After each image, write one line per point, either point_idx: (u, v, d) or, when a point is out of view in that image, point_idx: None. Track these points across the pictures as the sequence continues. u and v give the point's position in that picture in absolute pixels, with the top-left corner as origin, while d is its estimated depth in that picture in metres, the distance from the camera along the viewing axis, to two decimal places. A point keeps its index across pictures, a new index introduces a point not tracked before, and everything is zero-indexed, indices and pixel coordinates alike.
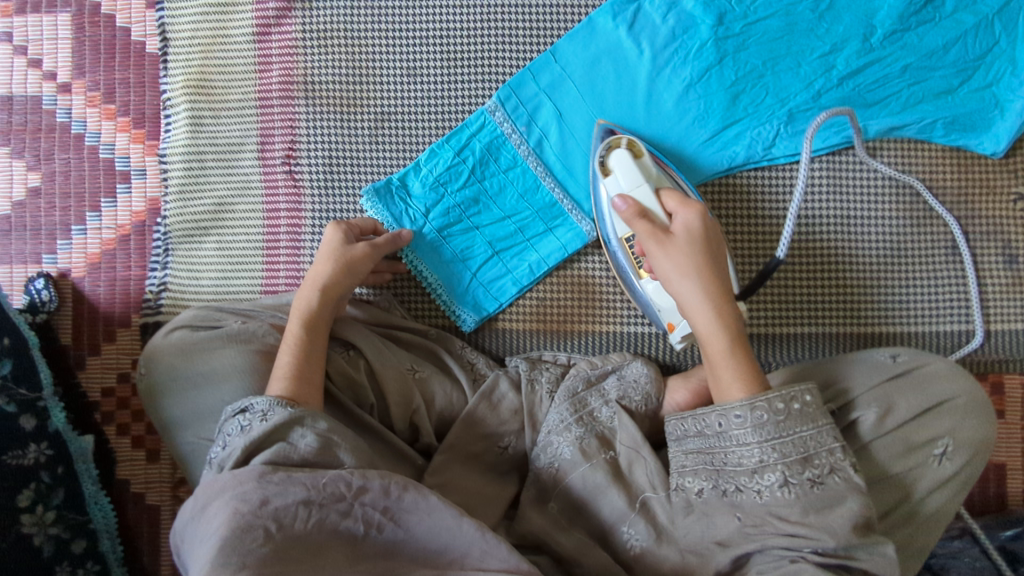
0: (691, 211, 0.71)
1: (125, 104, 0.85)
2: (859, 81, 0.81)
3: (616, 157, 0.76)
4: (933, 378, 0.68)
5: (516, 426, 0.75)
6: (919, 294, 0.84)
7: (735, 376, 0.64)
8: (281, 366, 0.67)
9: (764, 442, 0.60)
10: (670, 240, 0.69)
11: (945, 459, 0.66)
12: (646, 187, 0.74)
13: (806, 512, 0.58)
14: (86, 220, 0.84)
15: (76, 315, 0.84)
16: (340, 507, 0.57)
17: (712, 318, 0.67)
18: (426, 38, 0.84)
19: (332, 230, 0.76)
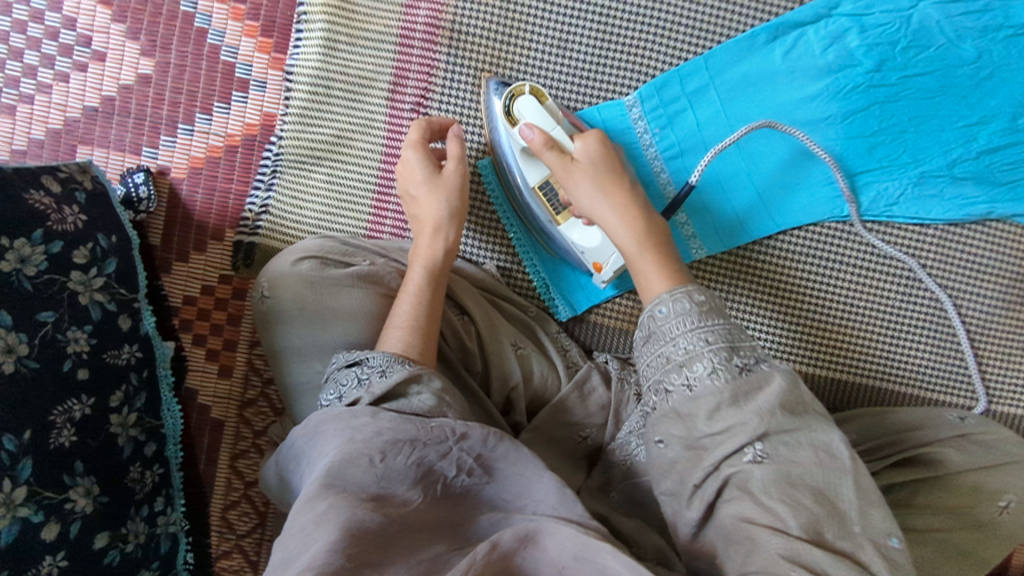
0: (585, 137, 0.70)
1: (256, 8, 0.80)
2: (995, 159, 0.81)
3: (522, 102, 0.72)
4: (1001, 442, 0.72)
5: (600, 420, 0.76)
6: (960, 369, 0.87)
7: (657, 274, 0.62)
8: (400, 315, 0.67)
9: (690, 332, 0.56)
10: (573, 167, 0.69)
11: (1005, 512, 0.69)
12: (557, 127, 0.72)
13: (736, 398, 0.52)
14: (194, 120, 0.80)
15: (170, 217, 0.82)
16: (442, 448, 0.56)
17: (619, 220, 0.66)
18: (583, 12, 0.81)
19: (413, 153, 0.75)
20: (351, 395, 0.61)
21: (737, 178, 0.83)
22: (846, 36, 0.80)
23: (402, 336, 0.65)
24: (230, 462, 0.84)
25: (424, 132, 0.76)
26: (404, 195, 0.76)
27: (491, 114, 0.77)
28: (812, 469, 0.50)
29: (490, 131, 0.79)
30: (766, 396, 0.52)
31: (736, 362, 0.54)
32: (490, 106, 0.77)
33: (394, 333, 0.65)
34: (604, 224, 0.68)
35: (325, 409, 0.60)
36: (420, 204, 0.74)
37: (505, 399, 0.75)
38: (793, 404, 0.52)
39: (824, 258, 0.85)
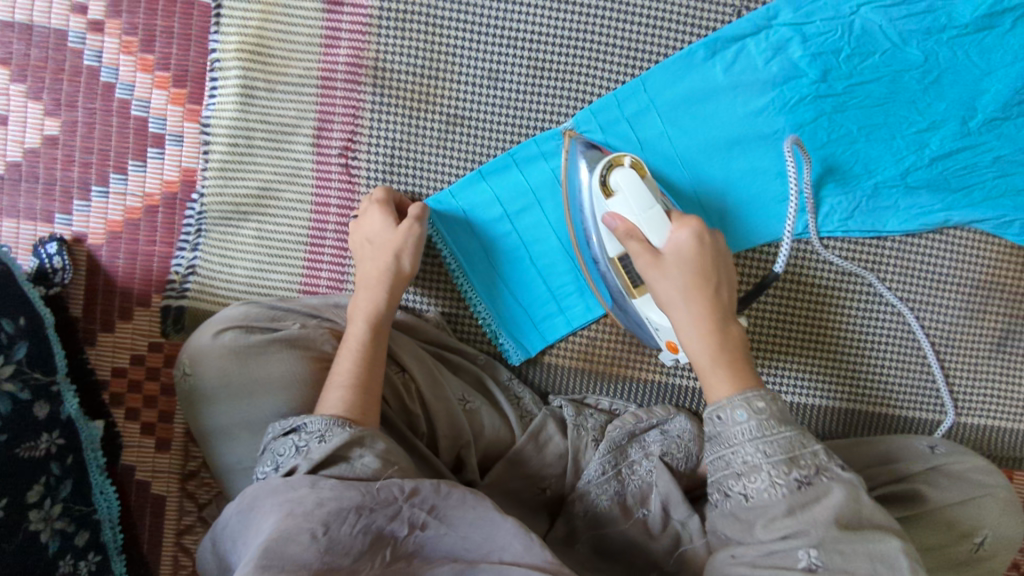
0: (682, 227, 0.64)
1: (165, 57, 0.75)
2: (948, 165, 0.79)
3: (621, 174, 0.66)
4: (973, 471, 0.69)
5: (558, 470, 0.73)
6: (925, 381, 0.84)
7: (724, 379, 0.58)
8: (343, 372, 0.62)
9: (749, 441, 0.54)
10: (662, 264, 0.63)
11: (982, 548, 0.66)
12: (656, 208, 0.65)
13: (793, 510, 0.51)
14: (109, 181, 0.75)
15: (90, 286, 0.76)
16: (389, 511, 0.51)
17: (694, 340, 0.61)
18: (513, 39, 0.77)
19: (377, 212, 0.72)
20: (287, 466, 0.55)
21: (688, 202, 0.79)
22: (788, 47, 0.77)
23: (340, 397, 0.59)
24: (175, 539, 0.79)
25: (391, 197, 0.74)
26: (358, 244, 0.72)
27: (574, 180, 0.72)
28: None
29: (567, 207, 0.74)
30: (791, 444, 0.53)
31: (795, 475, 0.52)
32: (576, 197, 0.72)
33: (335, 393, 0.60)
34: (682, 336, 0.62)
35: (260, 482, 0.55)
36: (369, 260, 0.70)
37: (455, 461, 0.71)
38: (852, 516, 0.51)
39: (779, 284, 0.83)
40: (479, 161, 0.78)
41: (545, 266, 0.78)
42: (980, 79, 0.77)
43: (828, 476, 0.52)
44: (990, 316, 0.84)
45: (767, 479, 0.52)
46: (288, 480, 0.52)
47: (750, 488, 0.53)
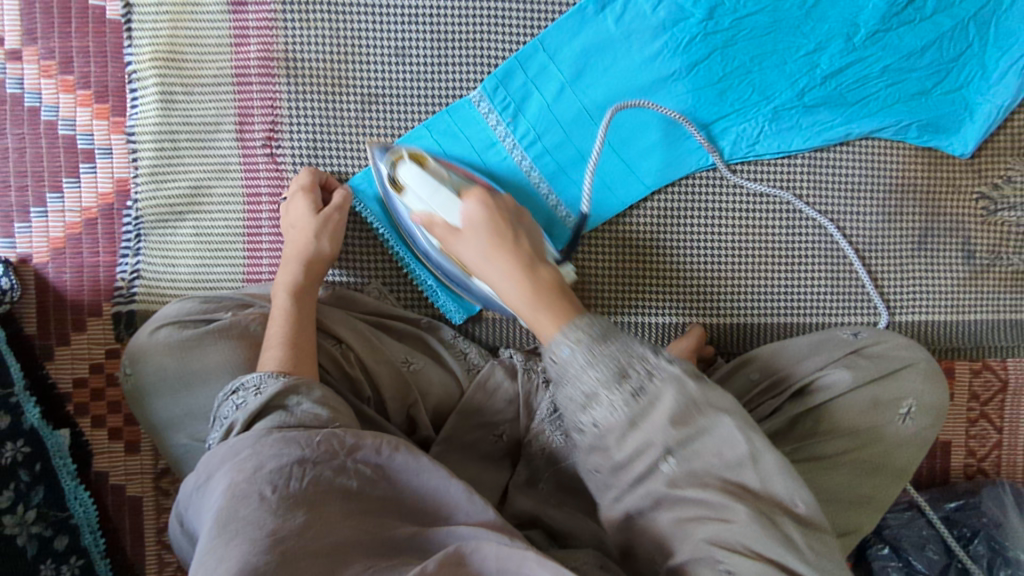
0: (469, 198, 0.69)
1: (84, 76, 0.78)
2: (841, 81, 0.83)
3: (404, 170, 0.73)
4: (892, 349, 0.73)
5: (511, 414, 0.76)
6: (854, 285, 0.88)
7: (546, 312, 0.58)
8: (273, 336, 0.66)
9: (631, 421, 0.50)
10: (457, 232, 0.67)
11: (909, 419, 0.70)
12: (444, 189, 0.71)
13: (694, 473, 0.50)
14: (46, 201, 0.79)
15: (41, 303, 0.79)
16: (334, 464, 0.53)
17: (508, 285, 0.62)
18: (415, 16, 0.81)
19: (302, 201, 0.75)
20: (228, 425, 0.58)
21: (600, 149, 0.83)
22: None
23: (283, 356, 0.63)
24: (156, 536, 0.81)
25: (316, 180, 0.77)
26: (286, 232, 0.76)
27: (384, 187, 0.78)
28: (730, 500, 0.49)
29: (395, 220, 0.80)
30: (679, 405, 0.49)
31: (632, 386, 0.50)
32: (382, 181, 0.77)
33: (271, 352, 0.64)
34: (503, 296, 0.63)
35: (206, 454, 0.56)
36: (290, 242, 0.74)
37: (407, 420, 0.74)
38: (742, 471, 0.50)
39: (700, 211, 0.86)
40: (398, 135, 0.82)
41: None
42: None
43: (667, 373, 0.50)
44: (907, 216, 0.88)
45: (606, 402, 0.50)
46: (231, 442, 0.54)
47: (595, 414, 0.50)
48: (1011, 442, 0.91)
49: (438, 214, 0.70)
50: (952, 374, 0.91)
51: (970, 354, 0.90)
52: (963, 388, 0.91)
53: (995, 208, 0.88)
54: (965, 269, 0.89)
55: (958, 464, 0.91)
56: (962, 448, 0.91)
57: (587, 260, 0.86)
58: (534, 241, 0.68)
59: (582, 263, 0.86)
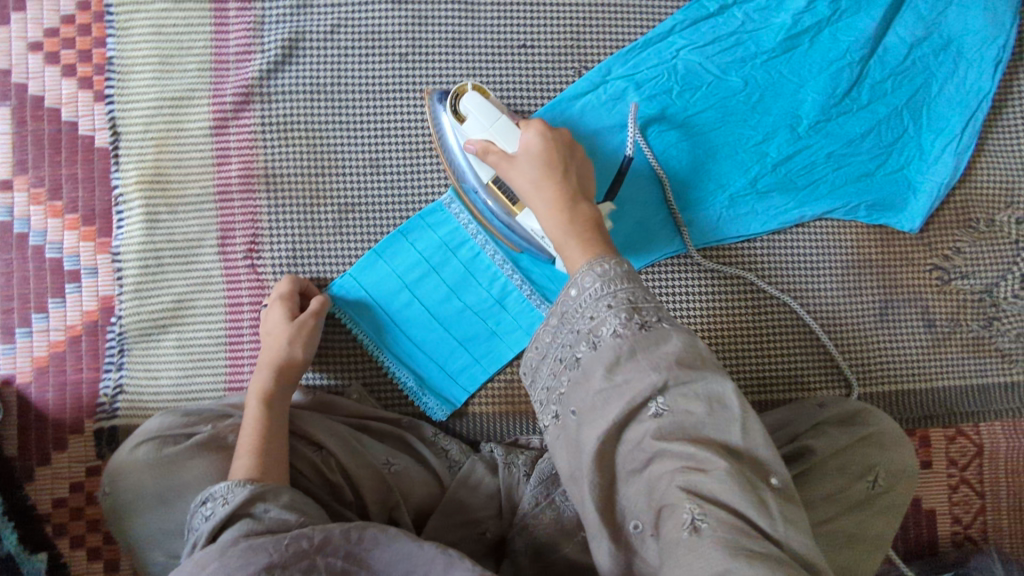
0: (529, 128, 0.74)
1: (72, 201, 0.82)
2: (790, 167, 0.89)
3: (468, 100, 0.75)
4: (862, 420, 0.75)
5: (493, 511, 0.77)
6: (826, 360, 0.91)
7: (579, 248, 0.68)
8: (243, 445, 0.67)
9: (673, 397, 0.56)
10: (515, 162, 0.73)
11: (880, 488, 0.71)
12: (502, 118, 0.75)
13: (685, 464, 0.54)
14: (32, 321, 0.81)
15: (23, 423, 0.80)
16: (301, 565, 0.53)
17: (547, 218, 0.71)
18: (387, 129, 0.86)
19: (276, 307, 0.77)
20: (198, 539, 0.58)
21: None
22: (626, 95, 0.87)
23: (254, 462, 0.64)
24: None
25: (296, 287, 0.80)
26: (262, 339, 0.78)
27: (437, 123, 0.81)
28: (705, 420, 0.55)
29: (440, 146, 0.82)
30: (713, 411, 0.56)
31: (637, 320, 0.59)
32: (438, 121, 0.80)
33: (241, 462, 0.65)
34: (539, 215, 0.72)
35: None
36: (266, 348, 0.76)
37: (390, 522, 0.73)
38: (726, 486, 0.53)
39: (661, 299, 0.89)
40: (374, 240, 0.85)
41: (451, 322, 0.85)
42: (797, 91, 0.88)
43: (667, 322, 0.60)
44: (867, 291, 0.92)
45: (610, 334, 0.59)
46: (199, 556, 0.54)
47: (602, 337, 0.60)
48: (995, 508, 0.92)
49: (494, 142, 0.74)
50: (927, 442, 0.92)
51: (944, 421, 0.92)
52: (941, 455, 0.92)
53: (949, 278, 0.92)
54: (926, 337, 0.92)
55: (945, 533, 0.91)
56: (947, 516, 0.91)
57: None
58: (583, 174, 0.75)
59: None
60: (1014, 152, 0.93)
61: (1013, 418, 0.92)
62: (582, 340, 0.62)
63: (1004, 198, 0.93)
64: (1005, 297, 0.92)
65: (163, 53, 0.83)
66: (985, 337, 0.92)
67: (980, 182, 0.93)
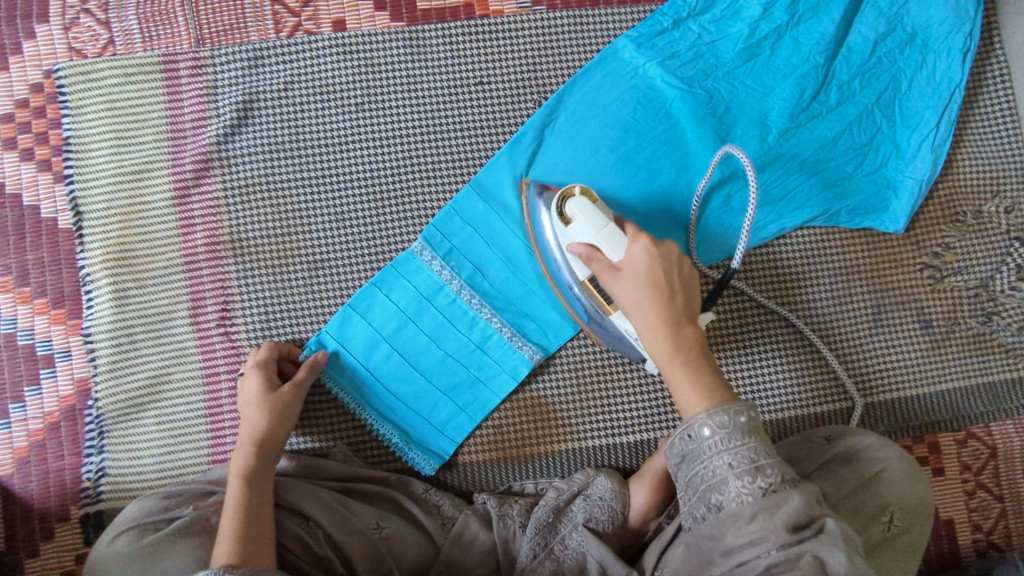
0: (637, 239, 0.68)
1: (41, 286, 0.82)
2: (765, 179, 0.86)
3: (575, 204, 0.70)
4: (868, 450, 0.73)
5: (491, 566, 0.75)
6: (824, 372, 0.88)
7: (692, 388, 0.61)
8: (225, 528, 0.65)
9: (722, 452, 0.57)
10: (620, 272, 0.67)
11: (893, 525, 0.69)
12: (610, 226, 0.69)
13: (756, 514, 0.53)
14: (9, 411, 0.80)
15: (8, 515, 0.79)
16: None
17: (648, 334, 0.65)
18: (350, 180, 0.85)
19: (253, 379, 0.75)
20: None
21: (547, 278, 0.84)
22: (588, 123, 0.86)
23: (234, 548, 0.62)
24: None
25: (273, 354, 0.78)
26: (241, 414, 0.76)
27: (533, 213, 0.80)
28: (759, 506, 0.54)
29: (527, 171, 0.84)
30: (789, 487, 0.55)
31: (760, 483, 0.54)
32: (535, 215, 0.79)
33: (223, 548, 0.63)
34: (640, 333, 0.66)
35: None
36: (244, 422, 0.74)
37: None
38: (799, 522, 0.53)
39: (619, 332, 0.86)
40: (348, 295, 0.84)
41: (432, 371, 0.83)
42: (762, 100, 0.86)
43: (790, 482, 0.55)
44: (857, 298, 0.89)
45: (735, 490, 0.55)
46: None
47: (723, 497, 0.56)
48: (1016, 510, 0.88)
49: (600, 248, 0.69)
50: (938, 449, 0.89)
51: (951, 425, 0.89)
52: (953, 460, 0.89)
53: (942, 276, 0.89)
54: (925, 339, 0.89)
55: (966, 543, 0.88)
56: (967, 525, 0.88)
57: (551, 389, 0.85)
58: (688, 298, 0.67)
59: (546, 393, 0.85)
60: (996, 141, 0.91)
61: None
62: (699, 501, 0.57)
63: (991, 189, 0.90)
64: (1002, 290, 0.89)
65: (118, 127, 0.83)
66: (986, 333, 0.89)
67: (964, 175, 0.90)
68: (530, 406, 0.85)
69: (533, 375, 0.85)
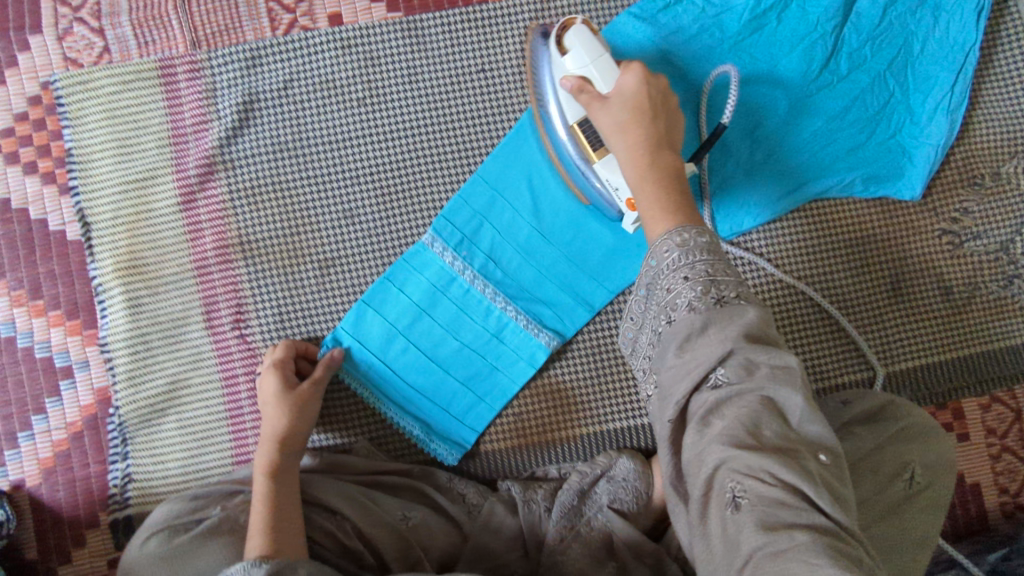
0: (630, 69, 0.67)
1: (54, 297, 0.82)
2: (776, 152, 0.85)
3: (575, 33, 0.69)
4: (885, 414, 0.75)
5: (519, 552, 0.75)
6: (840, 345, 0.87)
7: (659, 203, 0.62)
8: (253, 524, 0.66)
9: (679, 273, 0.58)
10: (607, 99, 0.66)
11: (914, 482, 0.71)
12: (605, 57, 0.68)
13: (706, 327, 0.54)
14: (32, 423, 0.80)
15: (39, 526, 0.80)
16: None
17: (618, 125, 0.65)
18: (355, 176, 0.84)
19: (270, 377, 0.75)
20: None
21: (560, 265, 0.83)
22: None
23: (264, 543, 0.64)
24: None
25: (289, 352, 0.78)
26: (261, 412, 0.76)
27: (540, 71, 0.75)
28: (753, 392, 0.52)
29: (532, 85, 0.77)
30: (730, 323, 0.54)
31: (713, 294, 0.56)
32: (541, 72, 0.75)
33: (255, 542, 0.64)
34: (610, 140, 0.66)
35: None
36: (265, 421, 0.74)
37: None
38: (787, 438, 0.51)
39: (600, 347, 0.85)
40: (360, 292, 0.83)
41: (449, 363, 0.83)
42: (771, 73, 0.84)
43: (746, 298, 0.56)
44: (875, 268, 0.88)
45: (687, 301, 0.56)
46: None
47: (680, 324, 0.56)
48: None
49: (592, 78, 0.68)
50: (962, 415, 0.88)
51: (975, 391, 0.88)
52: (977, 425, 0.88)
53: (961, 242, 0.88)
54: (945, 307, 0.88)
55: (993, 507, 0.87)
56: (993, 489, 0.88)
57: (569, 375, 0.85)
58: (672, 126, 0.67)
59: (564, 379, 0.85)
60: (1012, 100, 0.89)
61: None
62: (663, 313, 0.59)
63: (1009, 150, 0.88)
64: (1022, 253, 0.87)
65: (119, 135, 0.82)
66: (1008, 297, 0.88)
67: (980, 137, 0.88)
68: (549, 393, 0.85)
69: (551, 362, 0.85)
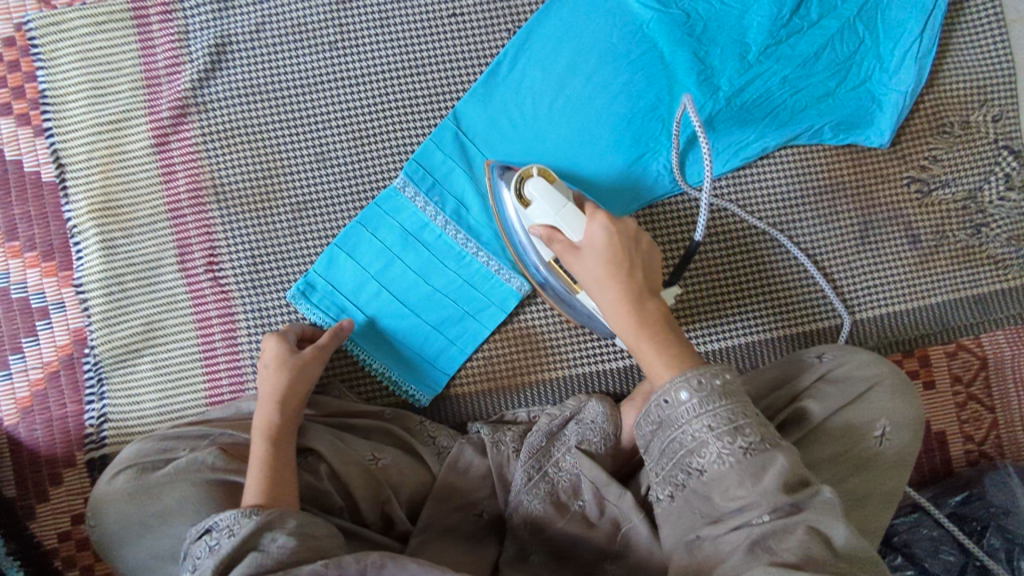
0: (595, 216, 0.67)
1: (29, 239, 0.83)
2: (745, 98, 0.85)
3: (532, 185, 0.70)
4: (857, 365, 0.72)
5: (487, 491, 0.76)
6: (806, 291, 0.88)
7: (659, 354, 0.60)
8: (252, 482, 0.65)
9: (698, 418, 0.55)
10: (579, 253, 0.66)
11: (884, 439, 0.69)
12: (570, 205, 0.69)
13: (731, 477, 0.53)
14: (9, 362, 0.82)
15: (18, 463, 0.81)
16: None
17: (613, 307, 0.64)
18: (327, 120, 0.84)
19: (275, 343, 0.76)
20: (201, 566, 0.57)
21: None
22: (564, 49, 0.85)
23: (260, 494, 0.63)
24: None
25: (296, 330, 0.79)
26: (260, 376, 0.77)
27: (496, 183, 0.79)
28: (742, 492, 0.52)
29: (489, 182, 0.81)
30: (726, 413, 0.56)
31: (740, 444, 0.54)
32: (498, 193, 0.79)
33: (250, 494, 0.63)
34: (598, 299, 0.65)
35: None
36: (264, 383, 0.74)
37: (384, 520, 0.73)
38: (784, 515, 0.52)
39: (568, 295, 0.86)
40: (332, 236, 0.84)
41: (421, 307, 0.84)
42: (741, 18, 0.84)
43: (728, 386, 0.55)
44: (844, 215, 0.89)
45: (715, 452, 0.54)
46: None
47: (703, 462, 0.55)
48: (1007, 419, 0.89)
49: (561, 228, 0.68)
50: (929, 363, 0.89)
51: (940, 338, 0.89)
52: (943, 373, 0.89)
53: (929, 189, 0.89)
54: (913, 255, 0.89)
55: (958, 454, 0.89)
56: (959, 437, 0.89)
57: (541, 320, 0.86)
58: (651, 269, 0.66)
59: (536, 324, 0.86)
60: (982, 49, 0.89)
61: (1015, 324, 0.89)
62: (680, 468, 0.56)
63: (978, 99, 0.89)
64: (991, 200, 0.88)
65: (92, 76, 0.83)
66: (975, 245, 0.88)
67: (949, 85, 0.89)
68: (520, 338, 0.86)
69: (523, 307, 0.86)
